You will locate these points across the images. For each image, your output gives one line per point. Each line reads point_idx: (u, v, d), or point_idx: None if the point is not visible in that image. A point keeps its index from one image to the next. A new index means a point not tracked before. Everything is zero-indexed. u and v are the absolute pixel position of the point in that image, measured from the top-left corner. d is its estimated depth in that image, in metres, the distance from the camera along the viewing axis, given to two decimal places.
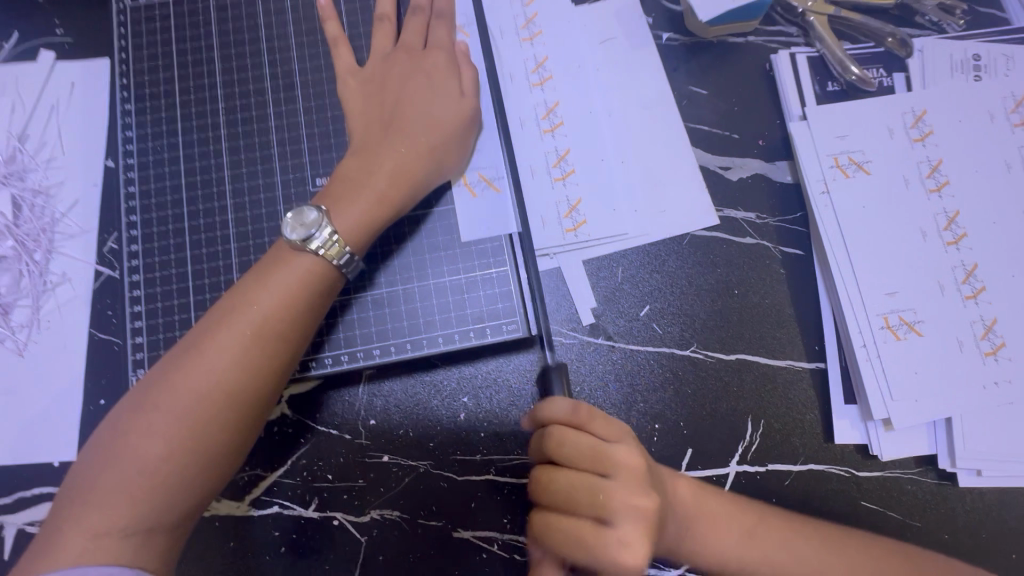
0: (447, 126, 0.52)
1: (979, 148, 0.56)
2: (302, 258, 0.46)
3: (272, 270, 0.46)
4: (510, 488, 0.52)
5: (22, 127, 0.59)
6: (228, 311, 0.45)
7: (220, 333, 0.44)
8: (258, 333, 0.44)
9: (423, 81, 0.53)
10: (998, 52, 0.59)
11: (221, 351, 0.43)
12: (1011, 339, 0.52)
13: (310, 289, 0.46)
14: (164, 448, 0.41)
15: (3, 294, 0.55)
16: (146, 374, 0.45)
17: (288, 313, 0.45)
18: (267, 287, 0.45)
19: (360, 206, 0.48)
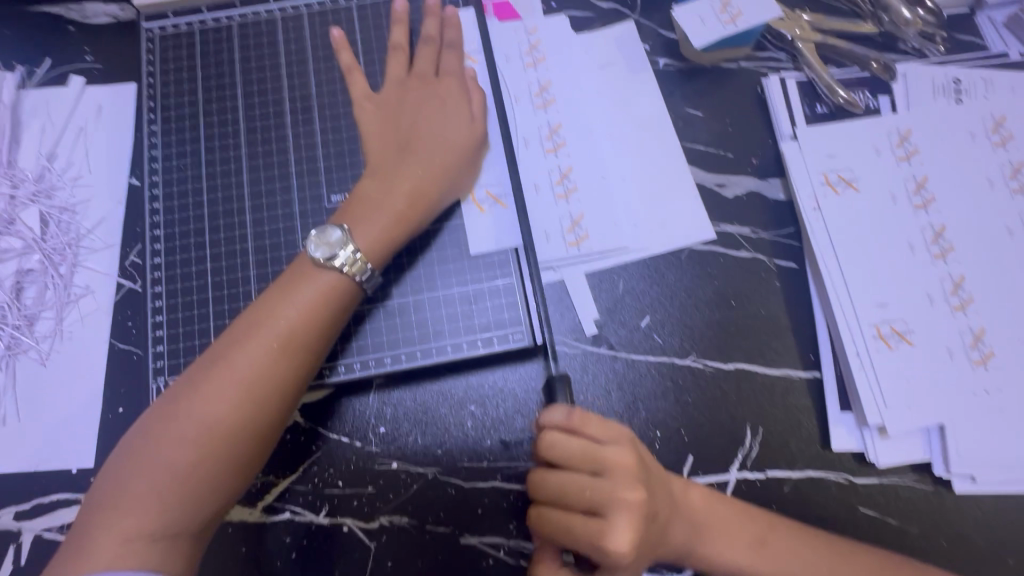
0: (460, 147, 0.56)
1: (962, 166, 0.59)
2: (325, 273, 0.49)
3: (296, 285, 0.48)
4: (516, 494, 0.53)
5: (52, 147, 0.62)
6: (254, 323, 0.47)
7: (248, 346, 0.46)
8: (285, 345, 0.46)
9: (435, 103, 0.56)
10: (978, 75, 0.62)
11: (249, 363, 0.45)
12: (1000, 348, 0.54)
13: (333, 303, 0.49)
14: (192, 455, 0.43)
15: (28, 305, 0.58)
16: (174, 383, 0.46)
17: (312, 325, 0.47)
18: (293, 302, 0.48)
19: (382, 224, 0.51)
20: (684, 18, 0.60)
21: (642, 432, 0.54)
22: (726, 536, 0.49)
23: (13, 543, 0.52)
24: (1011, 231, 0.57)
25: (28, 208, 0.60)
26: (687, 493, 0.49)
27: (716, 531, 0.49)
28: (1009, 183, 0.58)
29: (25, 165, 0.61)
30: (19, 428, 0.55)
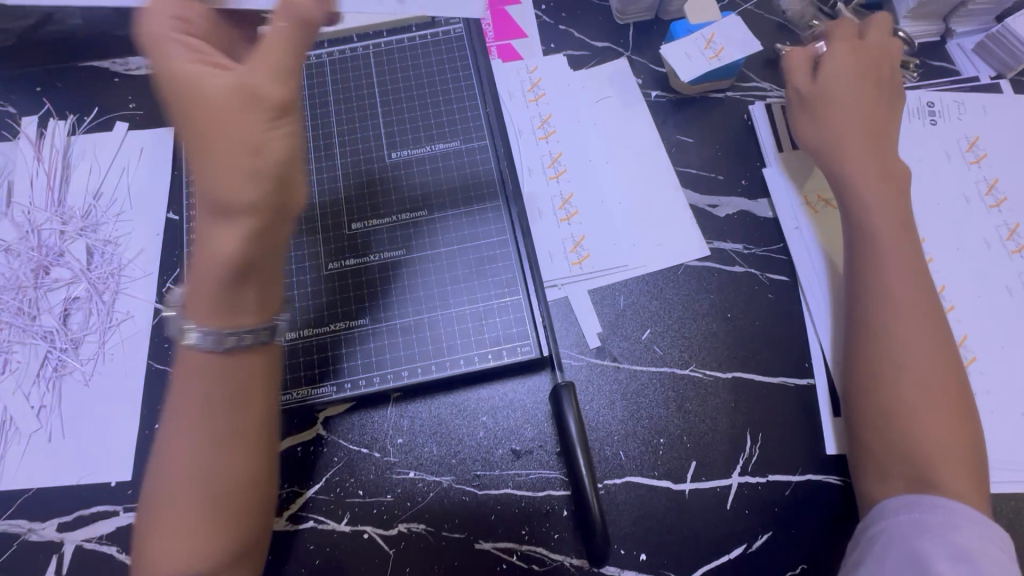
0: (277, 60, 0.46)
1: (938, 183, 0.63)
2: (202, 307, 0.45)
3: (199, 273, 0.45)
4: (527, 501, 0.56)
5: (97, 186, 0.68)
6: (211, 187, 0.43)
7: (222, 175, 0.44)
8: (227, 209, 0.44)
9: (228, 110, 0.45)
10: (950, 99, 0.67)
11: (222, 251, 0.44)
12: (982, 353, 0.57)
13: (228, 293, 0.45)
14: (180, 476, 0.46)
15: (74, 330, 0.63)
16: (172, 452, 0.46)
17: (245, 287, 0.46)
18: (242, 284, 0.45)
19: (219, 261, 0.44)
20: (672, 54, 0.65)
21: (646, 439, 0.57)
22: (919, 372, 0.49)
23: (56, 553, 0.55)
24: (989, 243, 0.61)
25: (75, 241, 0.66)
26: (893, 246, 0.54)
27: (924, 423, 0.48)
28: (985, 199, 0.62)
29: (74, 203, 0.67)
30: (63, 444, 0.59)
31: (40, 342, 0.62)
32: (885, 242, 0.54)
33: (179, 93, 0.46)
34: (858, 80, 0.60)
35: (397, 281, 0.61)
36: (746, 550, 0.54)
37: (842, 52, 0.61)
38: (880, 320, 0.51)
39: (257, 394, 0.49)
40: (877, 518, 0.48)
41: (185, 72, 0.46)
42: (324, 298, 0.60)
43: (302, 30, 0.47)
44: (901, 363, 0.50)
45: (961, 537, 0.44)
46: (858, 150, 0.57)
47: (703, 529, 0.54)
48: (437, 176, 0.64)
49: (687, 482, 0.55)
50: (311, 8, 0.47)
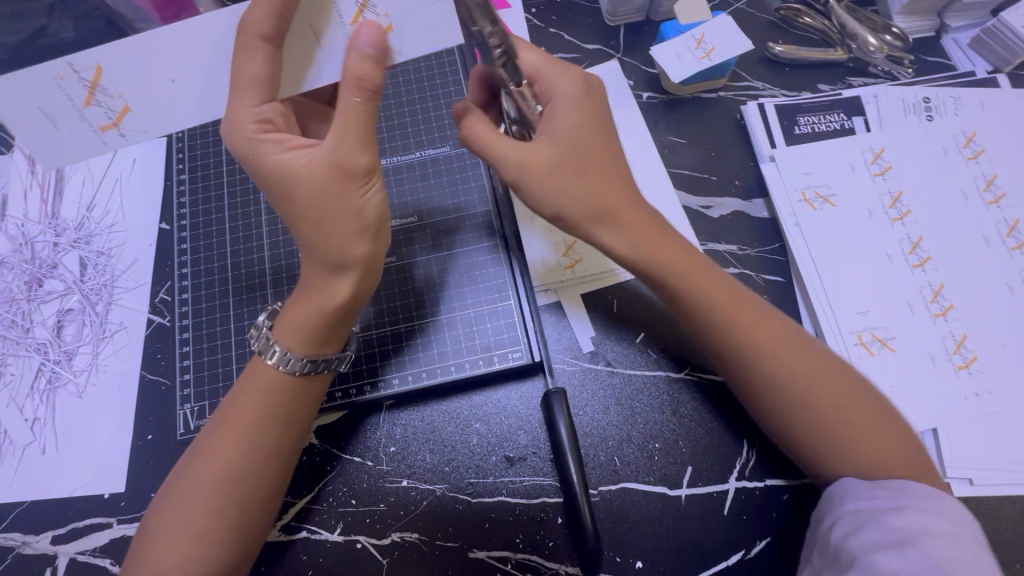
0: (369, 130, 0.44)
1: (934, 179, 0.62)
2: (297, 333, 0.48)
3: (304, 305, 0.48)
4: (521, 508, 0.55)
5: (91, 198, 0.68)
6: (321, 244, 0.46)
7: (331, 236, 0.45)
8: (338, 264, 0.46)
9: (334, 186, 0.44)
10: (947, 94, 0.66)
11: (330, 297, 0.47)
12: (982, 352, 0.56)
13: (324, 329, 0.48)
14: (207, 480, 0.45)
15: (68, 342, 0.63)
16: (204, 454, 0.47)
17: (335, 325, 0.49)
18: (336, 320, 0.48)
19: (302, 323, 0.48)
20: (661, 55, 0.65)
21: (641, 445, 0.56)
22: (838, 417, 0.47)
23: (50, 565, 0.55)
24: (988, 240, 0.60)
25: (69, 253, 0.66)
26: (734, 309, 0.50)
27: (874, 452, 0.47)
28: (983, 195, 0.61)
29: (67, 215, 0.67)
30: (56, 457, 0.59)
31: (34, 354, 0.62)
32: (759, 307, 0.51)
33: (280, 179, 0.45)
34: (600, 107, 0.51)
35: (388, 288, 0.60)
36: (744, 557, 0.53)
37: (526, 63, 0.51)
38: (768, 375, 0.48)
39: (301, 417, 0.49)
40: (828, 508, 0.46)
41: (266, 155, 0.45)
42: (369, 310, 0.60)
43: (377, 98, 0.44)
44: (810, 407, 0.47)
45: (902, 522, 0.42)
46: (602, 188, 0.49)
47: (700, 535, 0.53)
48: (427, 184, 0.64)
49: (683, 487, 0.55)
50: (375, 74, 0.43)
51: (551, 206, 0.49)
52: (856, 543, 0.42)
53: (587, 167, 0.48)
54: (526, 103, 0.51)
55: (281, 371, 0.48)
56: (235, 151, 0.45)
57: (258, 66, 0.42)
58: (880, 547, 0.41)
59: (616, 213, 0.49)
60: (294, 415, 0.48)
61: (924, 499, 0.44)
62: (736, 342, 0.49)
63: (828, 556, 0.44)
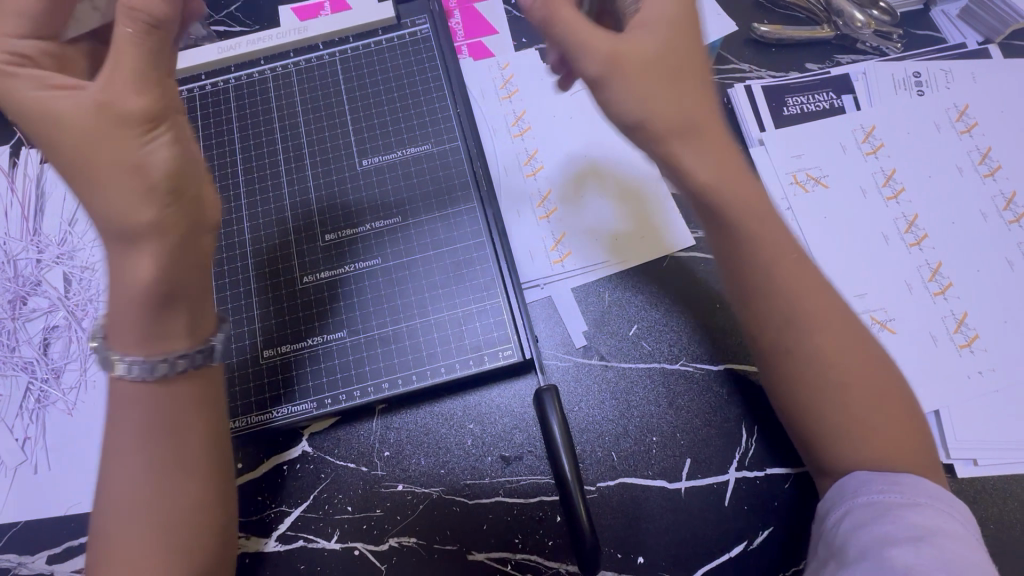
0: (133, 62, 0.42)
1: (927, 155, 0.61)
2: (133, 337, 0.43)
3: (111, 293, 0.43)
4: (519, 508, 0.54)
5: (72, 212, 0.67)
6: (105, 210, 0.42)
7: (113, 202, 0.42)
8: (132, 238, 0.42)
9: (116, 145, 0.41)
10: (937, 68, 0.64)
11: (139, 279, 0.42)
12: (984, 329, 0.55)
13: (150, 322, 0.43)
14: (131, 497, 0.43)
15: (56, 359, 0.62)
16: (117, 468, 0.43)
17: (160, 313, 0.44)
18: (163, 309, 0.44)
19: (120, 312, 0.43)
20: None
21: (638, 438, 0.55)
22: (870, 405, 0.45)
23: None
24: (985, 214, 0.59)
25: (53, 270, 0.65)
26: (796, 275, 0.47)
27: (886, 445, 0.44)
28: (979, 169, 0.60)
29: (49, 231, 0.67)
30: (48, 476, 0.58)
31: (21, 373, 0.62)
32: (812, 278, 0.48)
33: (47, 128, 0.41)
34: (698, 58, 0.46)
35: (374, 291, 0.60)
36: (747, 548, 0.52)
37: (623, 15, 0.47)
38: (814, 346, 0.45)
39: (196, 421, 0.46)
40: (838, 500, 0.45)
41: (48, 103, 0.41)
42: (271, 311, 0.60)
43: (158, 34, 0.42)
44: (834, 382, 0.45)
45: (916, 518, 0.41)
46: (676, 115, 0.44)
47: (701, 528, 0.52)
48: (410, 183, 0.63)
49: (683, 480, 0.54)
50: (155, 7, 0.41)
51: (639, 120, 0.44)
52: (868, 534, 0.41)
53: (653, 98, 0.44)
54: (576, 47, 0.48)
55: (131, 378, 0.43)
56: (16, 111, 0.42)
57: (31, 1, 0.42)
58: (894, 540, 0.39)
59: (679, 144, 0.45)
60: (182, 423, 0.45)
61: (937, 496, 0.42)
62: (774, 301, 0.46)
63: (834, 548, 0.42)
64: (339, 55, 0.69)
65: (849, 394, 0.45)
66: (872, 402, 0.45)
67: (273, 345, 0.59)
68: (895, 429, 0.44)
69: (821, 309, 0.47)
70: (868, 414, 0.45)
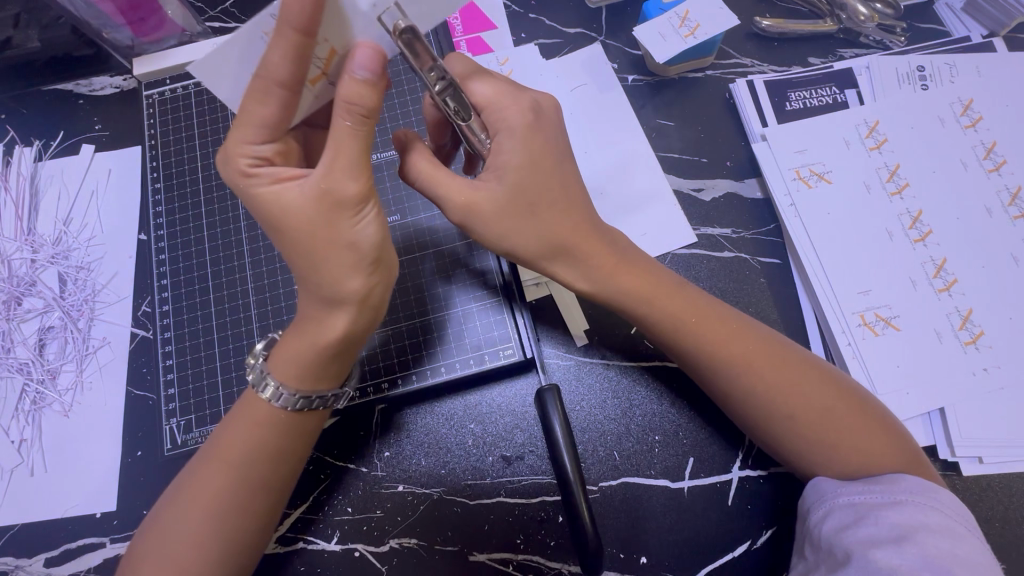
0: (353, 155, 0.41)
1: (932, 150, 0.61)
2: (294, 371, 0.45)
3: (301, 339, 0.45)
4: (520, 508, 0.54)
5: (67, 212, 0.66)
6: (318, 279, 0.43)
7: (324, 270, 0.42)
8: (333, 299, 0.43)
9: (324, 225, 0.41)
10: (941, 61, 0.64)
11: (324, 332, 0.44)
12: (989, 326, 0.54)
13: (318, 366, 0.45)
14: (216, 497, 0.45)
15: (51, 360, 0.61)
16: (215, 465, 0.46)
17: (327, 361, 0.45)
18: (327, 360, 0.45)
19: (294, 361, 0.45)
20: (644, 36, 0.63)
21: (640, 437, 0.55)
22: (832, 427, 0.46)
23: None
24: (990, 210, 0.58)
25: (48, 270, 0.64)
26: (708, 326, 0.48)
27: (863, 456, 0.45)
28: (984, 163, 0.60)
29: (44, 231, 0.66)
30: (45, 479, 0.57)
31: (16, 375, 0.61)
32: (735, 318, 0.49)
33: (271, 210, 0.42)
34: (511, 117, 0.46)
35: None
36: (750, 547, 0.51)
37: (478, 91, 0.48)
38: (742, 394, 0.47)
39: (299, 453, 0.48)
40: (818, 501, 0.45)
41: (252, 189, 0.42)
42: None
43: (372, 121, 0.41)
44: (790, 414, 0.46)
45: (897, 516, 0.41)
46: (554, 226, 0.47)
47: (703, 527, 0.52)
48: None
49: (685, 480, 0.53)
50: (370, 97, 0.39)
51: (502, 246, 0.47)
52: (852, 537, 0.41)
53: (534, 208, 0.46)
54: (474, 135, 0.46)
55: (274, 405, 0.46)
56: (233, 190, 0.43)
57: (276, 112, 0.39)
58: (878, 542, 0.40)
59: (567, 250, 0.48)
60: (291, 452, 0.47)
61: (919, 492, 0.42)
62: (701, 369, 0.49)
63: (821, 553, 0.42)
64: None
65: (801, 425, 0.46)
66: (831, 431, 0.46)
67: None
68: (864, 443, 0.45)
69: (749, 349, 0.48)
70: (840, 433, 0.45)
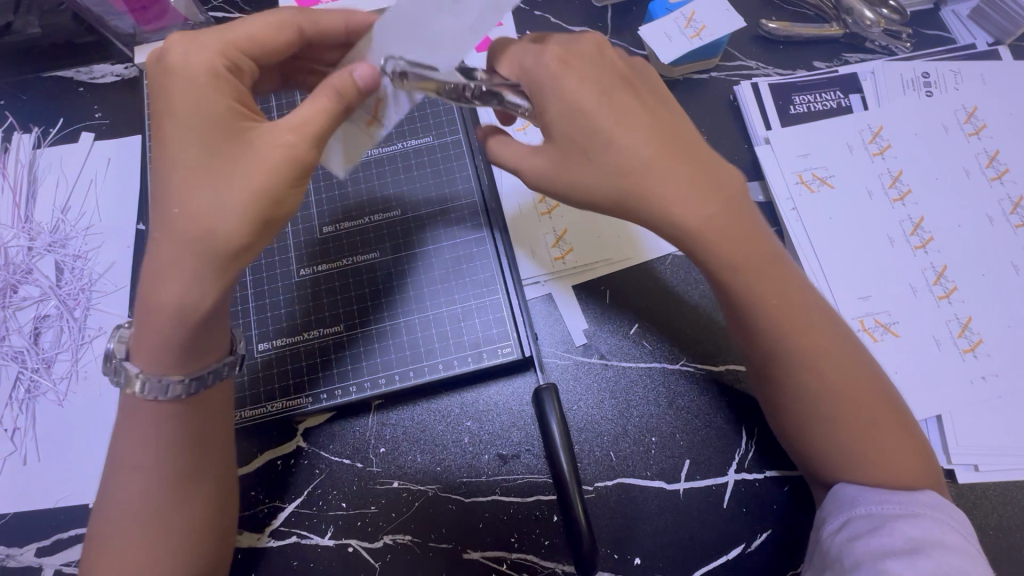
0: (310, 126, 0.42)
1: (935, 156, 0.60)
2: (149, 355, 0.43)
3: (173, 280, 0.41)
4: (515, 507, 0.54)
5: (65, 200, 0.66)
6: (206, 216, 0.40)
7: (217, 204, 0.40)
8: (211, 240, 0.40)
9: (239, 172, 0.41)
10: (946, 68, 0.64)
11: (177, 300, 0.41)
12: (988, 334, 0.54)
13: (184, 329, 0.42)
14: (139, 499, 0.44)
15: (46, 349, 0.61)
16: (130, 472, 0.44)
17: (179, 343, 0.43)
18: (189, 333, 0.43)
19: (170, 298, 0.41)
20: (649, 36, 0.63)
21: (637, 438, 0.55)
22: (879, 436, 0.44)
23: None
24: (992, 218, 0.58)
25: (45, 258, 0.64)
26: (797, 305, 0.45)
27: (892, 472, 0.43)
28: (986, 171, 0.59)
29: (41, 218, 0.65)
30: (38, 468, 0.57)
31: (12, 363, 0.61)
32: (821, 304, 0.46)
33: (201, 130, 0.41)
34: (598, 67, 0.45)
35: (372, 284, 0.59)
36: (745, 550, 0.51)
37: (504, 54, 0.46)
38: (802, 375, 0.44)
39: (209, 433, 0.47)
40: (835, 509, 0.44)
41: (191, 106, 0.41)
42: (349, 311, 0.58)
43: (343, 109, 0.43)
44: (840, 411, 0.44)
45: (912, 530, 0.41)
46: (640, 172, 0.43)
47: (698, 530, 0.52)
48: (410, 175, 0.62)
49: (681, 482, 0.53)
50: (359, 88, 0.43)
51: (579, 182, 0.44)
52: (862, 547, 0.41)
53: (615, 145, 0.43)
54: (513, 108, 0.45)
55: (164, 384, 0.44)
56: (159, 103, 0.42)
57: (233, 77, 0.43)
58: (889, 553, 0.40)
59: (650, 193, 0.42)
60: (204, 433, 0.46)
61: (937, 508, 0.42)
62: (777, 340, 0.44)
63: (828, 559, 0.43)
64: None
65: (850, 423, 0.44)
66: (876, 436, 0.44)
67: (350, 348, 0.57)
68: (898, 462, 0.43)
69: (826, 339, 0.45)
70: (881, 445, 0.44)
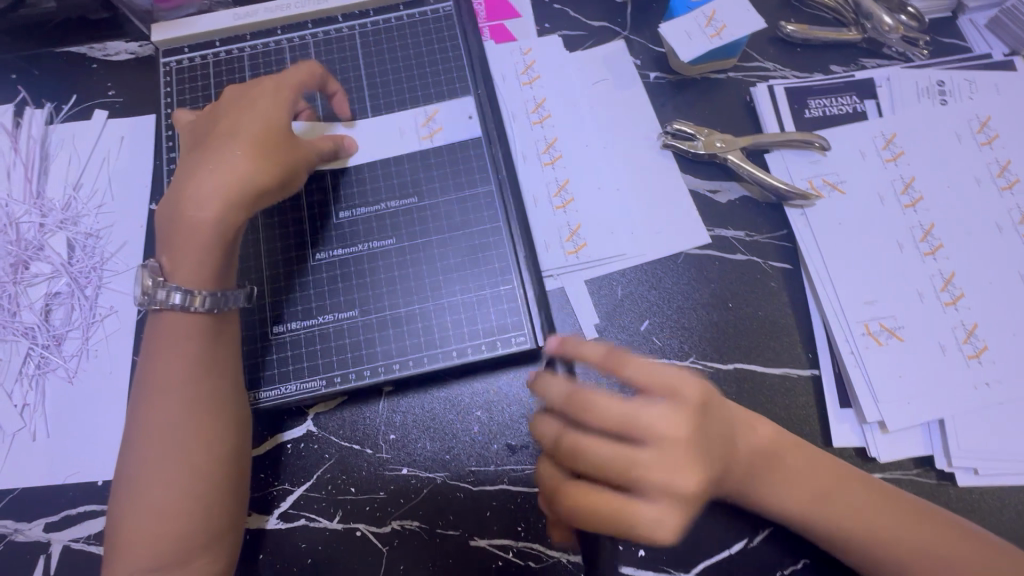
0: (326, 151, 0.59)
1: (948, 165, 0.61)
2: (188, 266, 0.51)
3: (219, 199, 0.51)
4: (524, 497, 0.54)
5: (77, 177, 0.66)
6: (257, 168, 0.53)
7: (266, 161, 0.53)
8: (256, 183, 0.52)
9: (285, 151, 0.55)
10: (961, 77, 0.64)
11: (208, 218, 0.51)
12: (993, 342, 0.55)
13: (216, 249, 0.52)
14: (166, 450, 0.48)
15: (57, 326, 0.61)
16: (155, 426, 0.48)
17: (224, 257, 0.52)
18: (225, 247, 0.52)
19: (210, 208, 0.51)
20: (669, 34, 0.63)
21: None
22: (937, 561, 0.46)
23: (43, 554, 0.54)
24: (1001, 228, 0.59)
25: (56, 235, 0.64)
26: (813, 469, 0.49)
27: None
28: (997, 181, 0.60)
29: (53, 195, 0.65)
30: (48, 444, 0.57)
31: (21, 339, 0.60)
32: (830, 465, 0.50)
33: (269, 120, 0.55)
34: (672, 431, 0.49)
35: (386, 271, 0.59)
36: (746, 545, 0.52)
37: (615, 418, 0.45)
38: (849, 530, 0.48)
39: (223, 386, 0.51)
40: None
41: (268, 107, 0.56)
42: (363, 297, 0.58)
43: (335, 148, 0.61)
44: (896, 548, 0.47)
45: None
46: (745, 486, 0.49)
47: (702, 525, 0.53)
48: (427, 164, 0.62)
49: None
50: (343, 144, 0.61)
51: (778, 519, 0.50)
52: None
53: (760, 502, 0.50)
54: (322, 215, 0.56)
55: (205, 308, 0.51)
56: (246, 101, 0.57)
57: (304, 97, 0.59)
58: None
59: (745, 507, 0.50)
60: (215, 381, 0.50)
61: None
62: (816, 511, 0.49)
63: None
64: (358, 28, 0.67)
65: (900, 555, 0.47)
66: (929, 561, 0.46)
67: (364, 333, 0.57)
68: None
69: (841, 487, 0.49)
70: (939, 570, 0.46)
